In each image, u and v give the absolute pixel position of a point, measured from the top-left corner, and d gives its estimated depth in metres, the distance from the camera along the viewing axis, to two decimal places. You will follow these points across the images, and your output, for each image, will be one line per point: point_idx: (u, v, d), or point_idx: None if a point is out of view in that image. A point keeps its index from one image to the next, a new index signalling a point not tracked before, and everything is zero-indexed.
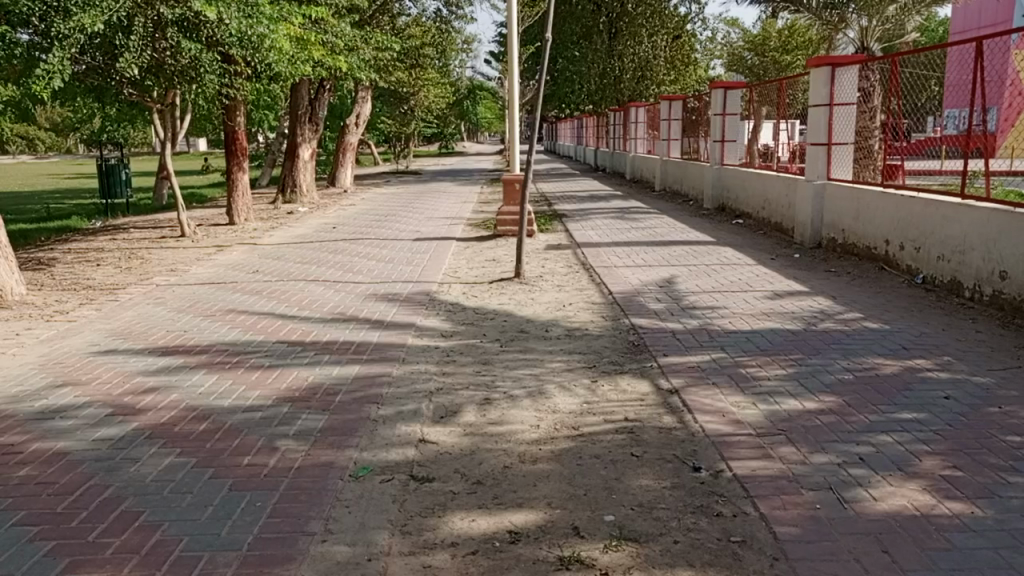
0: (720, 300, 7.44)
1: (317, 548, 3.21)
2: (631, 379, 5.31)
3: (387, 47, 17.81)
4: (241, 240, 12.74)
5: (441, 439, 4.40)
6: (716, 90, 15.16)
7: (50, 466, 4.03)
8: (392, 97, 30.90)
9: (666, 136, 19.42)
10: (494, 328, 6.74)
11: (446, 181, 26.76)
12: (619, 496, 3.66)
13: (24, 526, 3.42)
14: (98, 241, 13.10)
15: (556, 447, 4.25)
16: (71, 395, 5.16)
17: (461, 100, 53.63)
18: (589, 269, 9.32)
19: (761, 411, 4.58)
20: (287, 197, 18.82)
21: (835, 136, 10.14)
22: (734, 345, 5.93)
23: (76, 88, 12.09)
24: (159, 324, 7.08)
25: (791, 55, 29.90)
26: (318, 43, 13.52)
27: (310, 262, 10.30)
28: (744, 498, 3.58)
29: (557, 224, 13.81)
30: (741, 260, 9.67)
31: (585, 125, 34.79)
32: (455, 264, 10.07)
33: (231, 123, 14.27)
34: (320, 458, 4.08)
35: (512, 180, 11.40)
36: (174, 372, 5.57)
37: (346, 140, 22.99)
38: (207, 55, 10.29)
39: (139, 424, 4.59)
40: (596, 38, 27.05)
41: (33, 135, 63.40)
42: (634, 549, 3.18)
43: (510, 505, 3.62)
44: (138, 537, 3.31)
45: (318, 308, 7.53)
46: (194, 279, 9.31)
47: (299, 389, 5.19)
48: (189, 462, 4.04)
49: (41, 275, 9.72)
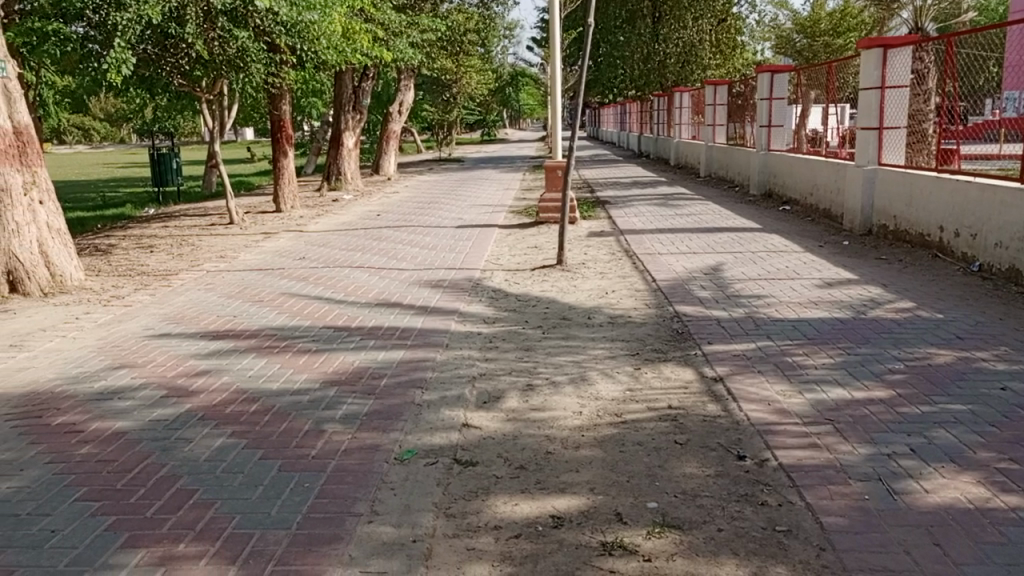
0: (766, 288, 7.32)
1: (364, 529, 3.28)
2: (674, 367, 5.27)
3: (431, 31, 17.78)
4: (288, 227, 12.95)
5: (484, 424, 4.44)
6: (762, 75, 14.82)
7: (110, 444, 4.19)
8: (435, 84, 31.11)
9: (712, 121, 19.10)
10: (536, 315, 6.75)
11: (488, 168, 26.80)
12: (662, 483, 3.66)
13: (86, 501, 3.56)
14: (150, 228, 13.44)
15: (598, 434, 4.25)
16: (127, 377, 5.34)
17: (504, 85, 53.66)
18: (632, 256, 9.26)
19: (807, 400, 4.51)
20: (332, 185, 18.95)
21: (887, 121, 9.90)
22: (780, 333, 5.85)
23: (128, 82, 12.34)
24: (209, 309, 7.25)
25: (843, 37, 28.96)
26: (363, 32, 13.64)
27: (356, 250, 10.42)
28: (790, 487, 3.54)
29: (599, 210, 13.73)
30: (789, 247, 9.50)
31: (629, 110, 34.37)
32: (497, 251, 10.10)
33: (278, 111, 14.43)
34: (366, 441, 4.16)
35: (556, 166, 11.42)
36: (225, 356, 5.72)
37: (390, 127, 23.11)
38: (254, 44, 10.45)
39: (192, 406, 4.73)
40: (640, 23, 26.65)
41: (85, 125, 64.79)
42: (677, 537, 3.18)
43: (552, 490, 3.64)
44: (194, 513, 3.43)
45: (363, 294, 7.62)
46: (243, 265, 9.53)
47: (344, 373, 5.29)
48: (240, 444, 4.15)
49: (99, 261, 10.05)
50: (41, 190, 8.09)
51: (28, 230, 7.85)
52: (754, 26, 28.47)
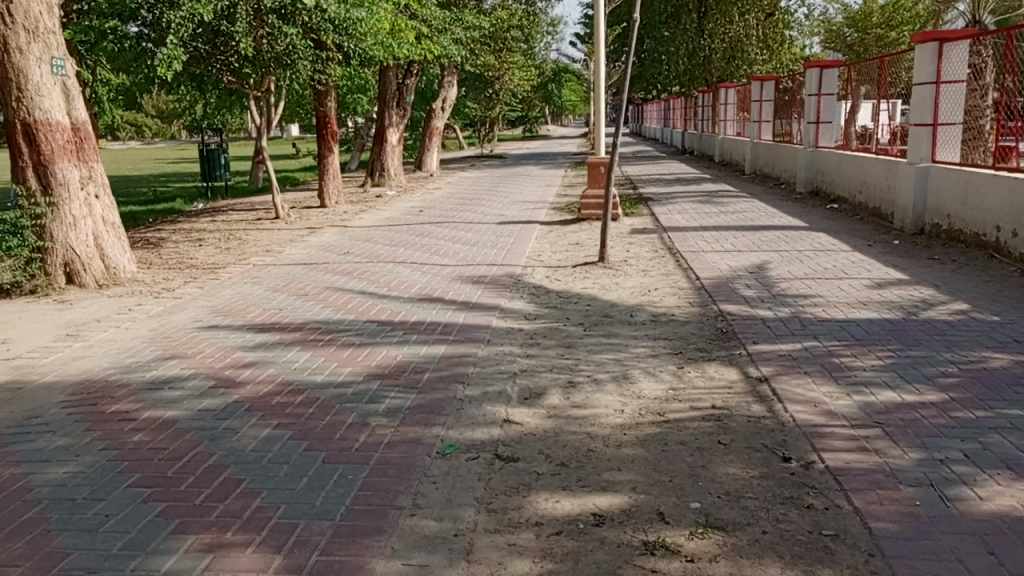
0: (813, 288, 7.18)
1: (406, 522, 3.31)
2: (718, 367, 5.20)
3: (475, 28, 17.86)
4: (332, 222, 13.12)
5: (525, 420, 4.44)
6: (810, 70, 14.55)
7: (161, 433, 4.30)
8: (478, 80, 31.18)
9: (758, 118, 18.78)
10: (577, 312, 6.73)
11: (531, 164, 26.79)
12: (706, 484, 3.61)
13: (138, 488, 3.65)
14: (200, 222, 13.76)
15: (640, 433, 4.22)
16: (177, 367, 5.47)
17: (547, 82, 53.58)
18: (675, 254, 9.18)
19: (855, 402, 4.42)
20: (376, 181, 19.13)
21: (942, 116, 9.63)
22: (827, 334, 5.73)
23: (179, 80, 12.64)
24: (256, 302, 7.39)
25: (896, 31, 28.19)
26: (408, 29, 13.73)
27: (399, 245, 10.52)
28: (837, 491, 3.47)
29: (642, 207, 13.62)
30: (836, 246, 9.30)
31: (673, 106, 34.02)
32: (539, 247, 10.10)
33: (324, 107, 14.63)
34: (408, 435, 4.20)
35: (599, 163, 11.37)
36: (271, 348, 5.82)
37: (433, 124, 23.25)
38: (302, 41, 10.60)
39: (240, 396, 4.82)
40: (685, 18, 26.25)
41: (138, 122, 66.52)
42: (720, 538, 3.14)
43: (593, 488, 3.62)
44: (240, 502, 3.49)
45: (406, 289, 7.70)
46: (288, 259, 9.68)
47: (388, 366, 5.34)
48: (286, 435, 4.22)
49: (150, 254, 10.32)
50: (97, 184, 8.33)
51: (84, 223, 8.10)
52: (803, 21, 27.95)
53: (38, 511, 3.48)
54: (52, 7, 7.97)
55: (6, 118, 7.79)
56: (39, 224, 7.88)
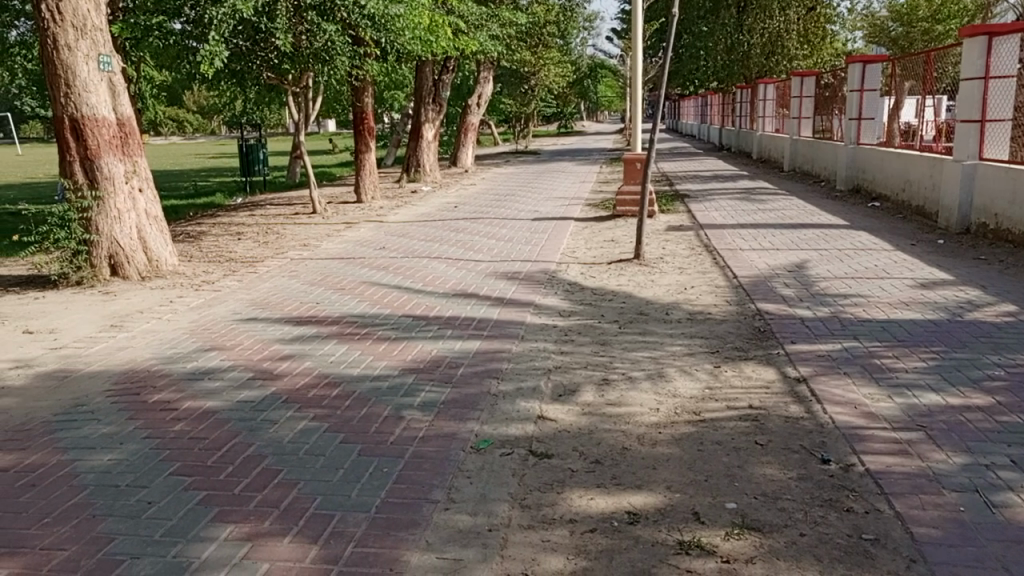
0: (854, 287, 7.05)
1: (440, 515, 3.33)
2: (756, 366, 5.14)
3: (512, 24, 17.85)
4: (368, 217, 13.24)
5: (560, 417, 4.43)
6: (853, 65, 14.24)
7: (202, 423, 4.38)
8: (514, 76, 31.16)
9: (797, 114, 18.48)
10: (612, 309, 6.70)
11: (566, 161, 26.71)
12: (742, 484, 3.57)
13: (179, 476, 3.73)
14: (238, 216, 13.98)
15: (675, 432, 4.18)
16: (217, 358, 5.57)
17: (583, 77, 53.36)
18: (712, 251, 9.08)
19: (897, 404, 4.33)
20: (411, 176, 19.24)
21: (990, 112, 9.37)
22: (868, 334, 5.62)
23: (220, 76, 12.82)
24: (293, 296, 7.49)
25: (943, 25, 27.49)
26: (445, 25, 13.77)
27: (433, 241, 10.57)
28: (878, 495, 3.40)
29: (678, 204, 13.49)
30: (878, 245, 9.12)
31: (711, 102, 33.63)
32: (573, 244, 10.07)
33: (361, 103, 14.75)
34: (443, 429, 4.21)
35: (635, 159, 11.29)
36: (307, 342, 5.89)
37: (469, 119, 23.30)
38: (340, 38, 10.70)
39: (277, 388, 4.90)
40: (723, 13, 25.72)
41: (179, 117, 67.68)
42: (757, 539, 3.11)
43: (628, 486, 3.61)
44: (278, 492, 3.55)
45: (441, 284, 7.73)
46: (325, 254, 9.79)
47: (423, 361, 5.37)
48: (322, 427, 4.27)
49: (191, 248, 10.52)
50: (141, 178, 8.51)
51: (128, 216, 8.29)
52: (846, 15, 27.43)
53: (83, 497, 3.57)
54: (99, 5, 8.15)
55: (55, 113, 7.99)
56: (85, 216, 8.08)
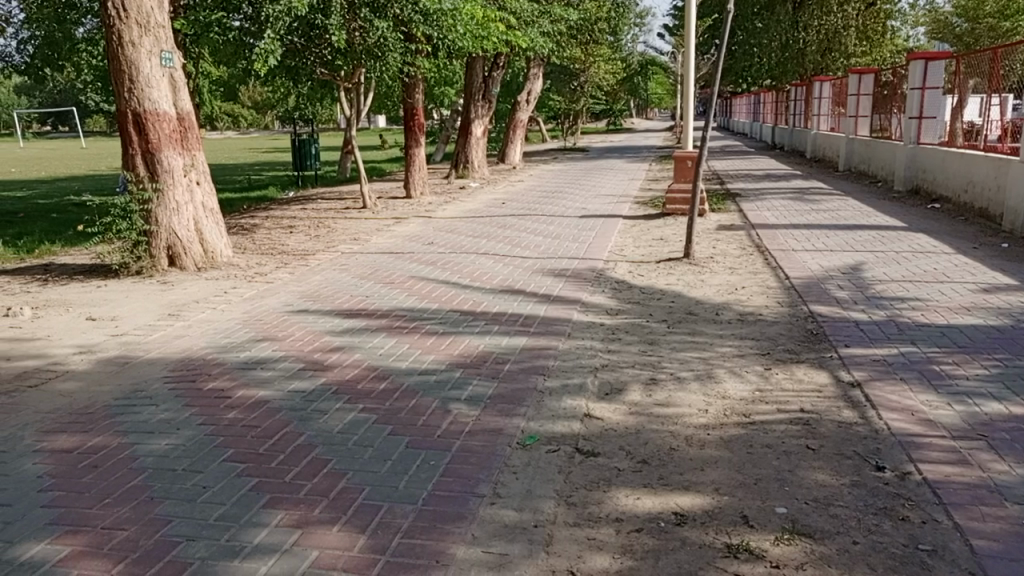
0: (912, 290, 6.86)
1: (486, 510, 3.34)
2: (808, 369, 5.03)
3: (563, 20, 17.79)
4: (417, 212, 13.34)
5: (606, 416, 4.41)
6: (915, 62, 13.81)
7: (254, 411, 4.48)
8: (563, 73, 31.06)
9: (854, 112, 18.04)
10: (661, 309, 6.64)
11: (614, 158, 26.50)
12: (793, 488, 3.51)
13: (234, 462, 3.82)
14: (291, 210, 14.24)
15: (724, 434, 4.13)
16: (269, 349, 5.69)
17: (634, 75, 52.93)
18: (763, 252, 8.92)
19: (957, 412, 4.20)
20: (460, 172, 19.34)
21: None
22: (926, 339, 5.46)
23: (275, 72, 13.08)
24: (343, 289, 7.61)
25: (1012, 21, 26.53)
26: (497, 22, 13.80)
27: (481, 236, 10.61)
28: (935, 505, 3.31)
29: (729, 203, 13.29)
30: (937, 247, 8.86)
31: (764, 100, 33.06)
32: (622, 242, 10.00)
33: (411, 99, 14.87)
34: (489, 424, 4.23)
35: (686, 156, 11.16)
36: (357, 334, 5.97)
37: (518, 116, 23.32)
38: (392, 34, 10.79)
39: (327, 379, 4.98)
40: (779, 9, 24.96)
41: (235, 113, 69.19)
42: (808, 545, 3.05)
43: (675, 487, 3.57)
44: (327, 481, 3.61)
45: (488, 280, 7.75)
46: (375, 248, 9.91)
47: (470, 356, 5.40)
48: (370, 419, 4.32)
49: (245, 240, 10.76)
50: (199, 172, 8.73)
51: (186, 209, 8.51)
52: (908, 10, 26.61)
53: (142, 479, 3.68)
54: (163, 2, 8.38)
55: (118, 108, 8.25)
56: (146, 208, 8.33)
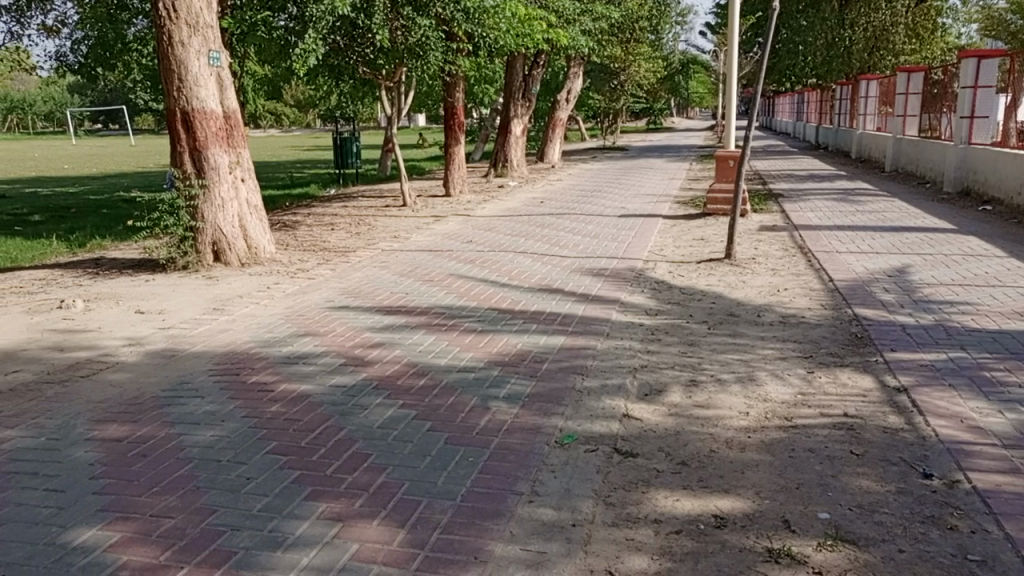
0: (961, 294, 6.68)
1: (524, 508, 3.35)
2: (852, 373, 4.94)
3: (604, 18, 17.72)
4: (456, 211, 13.41)
5: (645, 417, 4.38)
6: (967, 60, 13.56)
7: (296, 405, 4.55)
8: (603, 72, 30.92)
9: (902, 112, 17.66)
10: (701, 310, 6.57)
11: (654, 157, 26.29)
12: (836, 494, 3.45)
13: (276, 454, 3.89)
14: (332, 207, 14.41)
15: (765, 437, 4.07)
16: (311, 344, 5.78)
17: (675, 74, 52.44)
18: (807, 253, 8.77)
19: (1009, 420, 4.08)
20: (499, 171, 19.39)
21: None
22: (977, 345, 5.32)
23: (318, 72, 13.27)
24: (383, 286, 7.68)
25: None
26: (538, 20, 13.79)
27: (519, 235, 10.62)
28: (985, 514, 3.22)
29: (772, 203, 13.09)
30: (988, 250, 8.61)
31: (808, 100, 32.49)
32: (662, 242, 9.91)
33: (452, 98, 14.93)
34: (527, 423, 4.24)
35: (727, 156, 11.03)
36: (396, 331, 6.02)
37: (558, 115, 23.28)
38: (434, 33, 10.86)
39: (367, 374, 5.04)
40: (826, 7, 24.63)
41: (278, 111, 70.23)
42: (852, 552, 2.99)
43: (715, 489, 3.54)
44: (368, 476, 3.65)
45: (526, 279, 7.76)
46: (414, 246, 9.99)
47: (508, 354, 5.41)
48: (410, 415, 4.36)
49: (287, 236, 10.93)
50: (243, 169, 8.89)
51: (230, 205, 8.67)
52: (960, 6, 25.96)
53: (188, 469, 3.77)
54: (211, 3, 8.54)
55: (167, 106, 8.45)
56: (192, 204, 8.51)
